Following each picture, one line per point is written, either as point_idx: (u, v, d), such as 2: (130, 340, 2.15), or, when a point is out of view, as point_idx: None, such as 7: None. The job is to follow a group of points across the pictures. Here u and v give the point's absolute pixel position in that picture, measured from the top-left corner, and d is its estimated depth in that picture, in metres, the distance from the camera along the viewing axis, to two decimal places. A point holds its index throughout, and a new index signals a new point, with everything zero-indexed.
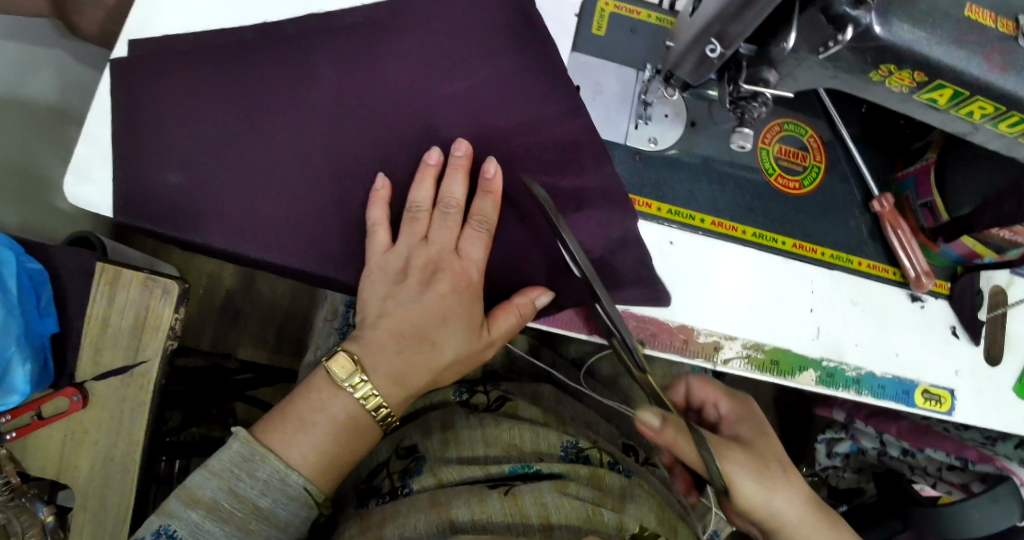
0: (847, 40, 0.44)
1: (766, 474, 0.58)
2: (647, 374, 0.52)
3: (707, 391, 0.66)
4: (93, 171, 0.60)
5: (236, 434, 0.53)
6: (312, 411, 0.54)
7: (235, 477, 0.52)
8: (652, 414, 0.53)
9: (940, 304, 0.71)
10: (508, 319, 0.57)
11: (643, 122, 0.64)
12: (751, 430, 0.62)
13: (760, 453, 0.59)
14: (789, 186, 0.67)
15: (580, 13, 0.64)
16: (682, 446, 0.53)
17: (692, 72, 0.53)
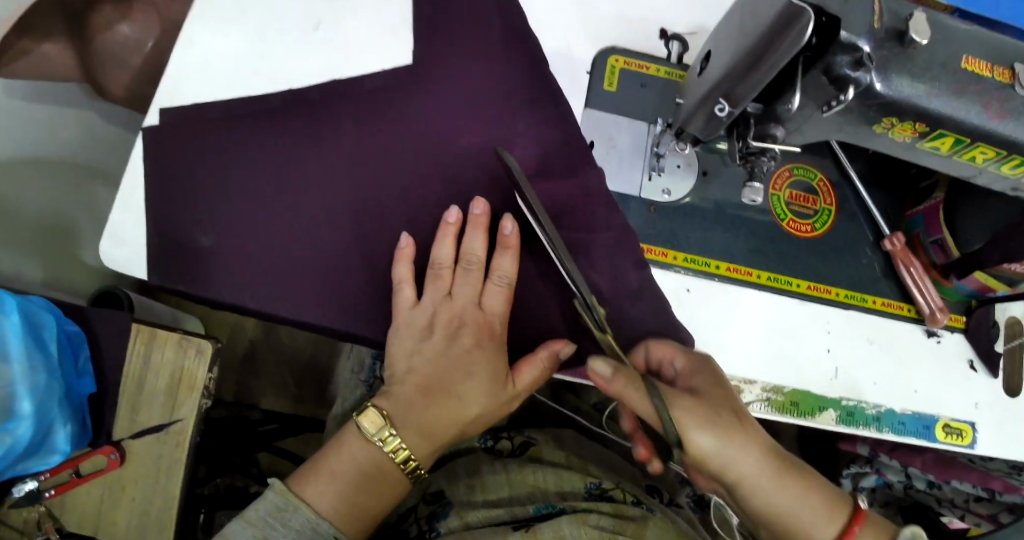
0: (849, 99, 0.46)
1: (722, 425, 0.53)
2: (607, 333, 0.55)
3: (664, 349, 0.59)
4: (129, 235, 0.63)
5: (273, 484, 0.54)
6: (342, 463, 0.56)
7: (270, 526, 0.53)
8: (604, 363, 0.52)
9: (956, 339, 0.71)
10: (531, 373, 0.58)
11: (656, 174, 0.66)
12: (707, 384, 0.56)
13: (715, 407, 0.54)
14: (801, 230, 0.69)
15: (591, 70, 0.67)
16: (636, 397, 0.52)
17: (701, 128, 0.55)
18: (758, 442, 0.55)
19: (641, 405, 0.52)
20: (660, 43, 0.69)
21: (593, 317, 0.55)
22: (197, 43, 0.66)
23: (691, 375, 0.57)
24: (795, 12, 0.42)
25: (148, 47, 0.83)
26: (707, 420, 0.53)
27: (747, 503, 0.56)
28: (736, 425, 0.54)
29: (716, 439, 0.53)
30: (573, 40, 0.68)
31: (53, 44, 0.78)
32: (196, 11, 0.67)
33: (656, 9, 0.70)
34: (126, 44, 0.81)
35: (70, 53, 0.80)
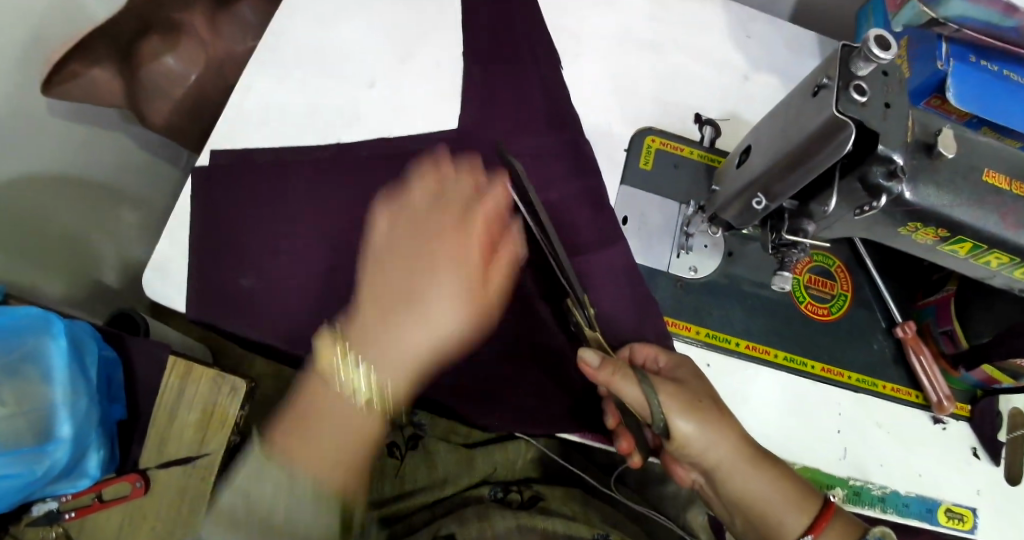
0: (881, 206, 0.49)
1: (700, 412, 0.58)
2: (595, 330, 0.62)
3: (647, 348, 0.63)
4: (171, 269, 0.64)
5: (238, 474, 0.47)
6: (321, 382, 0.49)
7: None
8: (592, 353, 0.58)
9: (960, 427, 0.74)
10: (455, 247, 0.53)
11: (684, 251, 0.70)
12: (688, 376, 0.61)
13: (696, 396, 0.59)
14: (818, 313, 0.72)
15: (628, 149, 0.73)
16: (625, 386, 0.56)
17: (735, 216, 0.59)
18: (733, 429, 0.59)
19: (631, 393, 0.57)
20: (695, 127, 0.75)
21: (584, 315, 0.62)
22: (256, 89, 0.70)
23: (672, 368, 0.61)
24: (836, 125, 0.46)
25: (192, 79, 0.87)
26: (692, 410, 0.58)
27: (725, 487, 0.61)
28: (714, 414, 0.59)
29: (697, 425, 0.58)
30: (612, 119, 0.74)
31: (101, 69, 0.81)
32: (258, 58, 0.71)
33: (690, 98, 0.77)
34: (168, 75, 0.85)
35: (116, 79, 0.83)
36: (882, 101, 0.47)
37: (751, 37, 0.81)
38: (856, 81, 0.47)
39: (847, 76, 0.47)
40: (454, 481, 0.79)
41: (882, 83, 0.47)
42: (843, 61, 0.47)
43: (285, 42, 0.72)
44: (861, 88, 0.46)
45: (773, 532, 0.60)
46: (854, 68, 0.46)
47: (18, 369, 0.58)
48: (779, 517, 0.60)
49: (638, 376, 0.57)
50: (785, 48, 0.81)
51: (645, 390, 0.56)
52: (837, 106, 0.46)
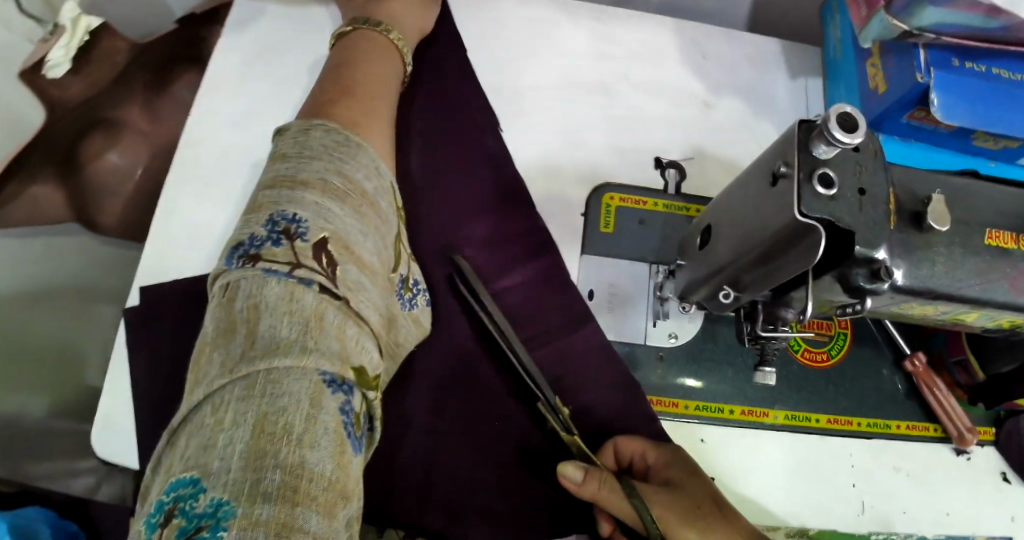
0: (867, 308, 0.44)
1: (698, 518, 0.52)
2: (574, 433, 0.56)
3: (633, 442, 0.58)
4: (118, 420, 0.61)
5: (304, 229, 0.41)
6: (327, 171, 0.44)
7: (274, 313, 0.37)
8: (573, 467, 0.53)
9: (986, 452, 0.68)
10: (392, 65, 0.60)
11: (661, 318, 0.64)
12: (682, 473, 0.55)
13: (694, 498, 0.54)
14: (816, 359, 0.67)
15: (586, 213, 0.66)
16: (614, 499, 0.52)
17: (706, 299, 0.52)
18: (741, 527, 0.52)
19: (620, 507, 0.52)
20: (657, 172, 0.69)
21: (558, 419, 0.57)
22: (176, 212, 0.65)
23: (664, 467, 0.56)
24: (803, 229, 0.39)
25: (139, 173, 0.82)
26: (690, 518, 0.52)
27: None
28: (717, 516, 0.53)
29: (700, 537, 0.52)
30: (566, 181, 0.67)
31: (43, 185, 0.82)
32: (173, 178, 0.66)
33: (650, 139, 0.70)
34: (116, 173, 0.82)
35: (60, 193, 0.83)
36: (855, 188, 0.40)
37: (707, 58, 0.74)
38: (820, 167, 0.40)
39: (809, 162, 0.40)
40: None
41: (852, 165, 0.41)
42: (803, 144, 0.40)
43: (204, 151, 0.67)
44: (829, 178, 0.39)
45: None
46: (816, 152, 0.39)
47: None
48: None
49: (627, 487, 0.52)
50: (748, 65, 0.74)
51: (635, 503, 0.52)
52: (800, 208, 0.39)
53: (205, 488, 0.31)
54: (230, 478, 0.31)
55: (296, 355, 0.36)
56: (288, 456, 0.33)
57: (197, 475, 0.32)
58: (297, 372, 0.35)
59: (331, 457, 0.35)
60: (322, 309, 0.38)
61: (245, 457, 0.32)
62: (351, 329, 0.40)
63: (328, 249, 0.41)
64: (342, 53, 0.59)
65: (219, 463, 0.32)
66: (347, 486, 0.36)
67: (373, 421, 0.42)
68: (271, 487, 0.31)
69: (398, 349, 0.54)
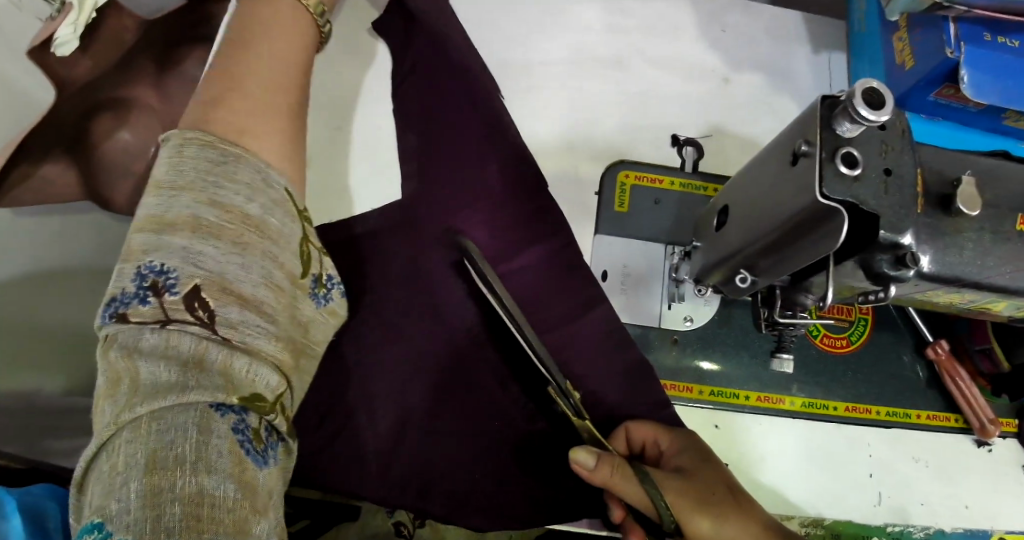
0: (891, 297, 0.42)
1: (711, 504, 0.51)
2: (584, 418, 0.54)
3: (644, 428, 0.57)
4: None
5: (173, 280, 0.36)
6: (201, 200, 0.38)
7: (151, 361, 0.35)
8: (585, 453, 0.51)
9: (1009, 444, 0.66)
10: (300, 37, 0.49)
11: (676, 301, 0.62)
12: (694, 460, 0.54)
13: (707, 485, 0.52)
14: (835, 345, 0.65)
15: (600, 192, 0.65)
16: (625, 485, 0.51)
17: (722, 282, 0.51)
18: (755, 515, 0.51)
19: (631, 492, 0.51)
20: (673, 150, 0.67)
21: (569, 403, 0.55)
22: None
23: (676, 454, 0.55)
24: (824, 211, 0.38)
25: (150, 151, 0.84)
26: (703, 504, 0.51)
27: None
28: (730, 503, 0.51)
29: (715, 525, 0.50)
30: (579, 160, 0.66)
31: (53, 164, 0.76)
32: None
33: (665, 116, 0.68)
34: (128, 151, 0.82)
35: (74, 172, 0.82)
36: (880, 168, 0.39)
37: (725, 32, 0.71)
38: (844, 146, 0.38)
39: (832, 140, 0.38)
40: None
41: (878, 143, 0.39)
42: (826, 121, 0.39)
43: None
44: (853, 157, 0.38)
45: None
46: (840, 130, 0.38)
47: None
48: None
49: (639, 474, 0.51)
50: (768, 39, 0.71)
51: (647, 489, 0.51)
52: (822, 189, 0.37)
53: (107, 533, 0.30)
54: (129, 519, 0.31)
55: (181, 394, 0.34)
56: (185, 487, 0.32)
57: (98, 520, 0.31)
58: (181, 410, 0.34)
59: (234, 479, 0.34)
60: (203, 350, 0.36)
61: (142, 496, 0.31)
62: (242, 363, 0.37)
63: (201, 295, 0.36)
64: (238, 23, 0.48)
65: (117, 507, 0.31)
66: (261, 500, 0.35)
67: (287, 437, 0.39)
68: (173, 522, 0.31)
69: (314, 351, 0.45)
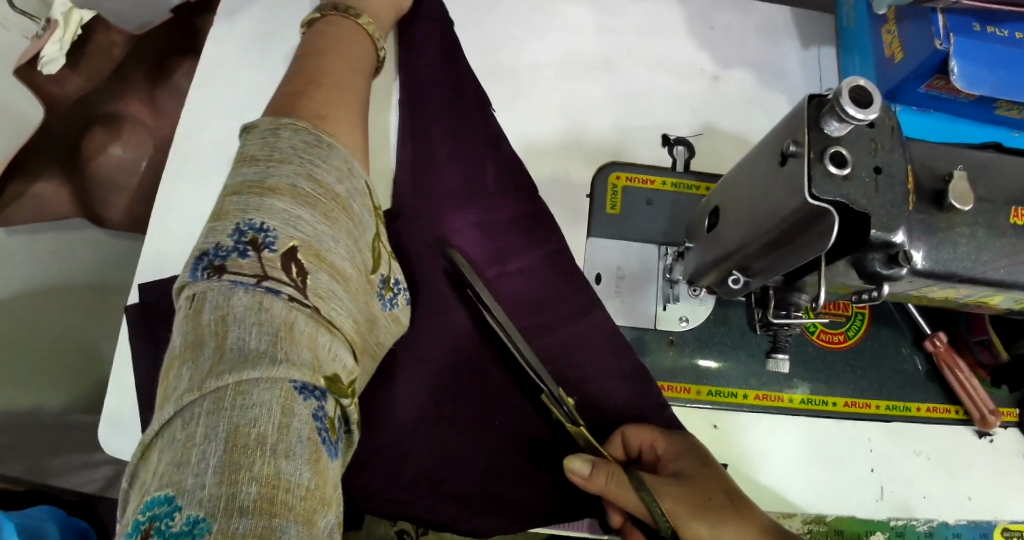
0: (884, 295, 0.42)
1: (711, 509, 0.50)
2: (580, 425, 0.53)
3: (642, 432, 0.57)
4: (124, 417, 0.63)
5: (271, 238, 0.40)
6: (297, 176, 0.43)
7: (243, 325, 0.37)
8: (580, 461, 0.51)
9: (1009, 433, 0.66)
10: (363, 48, 0.58)
11: (671, 302, 0.62)
12: (693, 464, 0.53)
13: (706, 489, 0.51)
14: (833, 340, 0.65)
15: (592, 194, 0.64)
16: (621, 493, 0.50)
17: (716, 283, 0.50)
18: (756, 520, 0.50)
19: (629, 500, 0.50)
20: (665, 151, 0.66)
21: (564, 411, 0.54)
22: (172, 209, 0.65)
23: (674, 458, 0.54)
24: (815, 212, 0.37)
25: (143, 166, 0.84)
26: (702, 509, 0.50)
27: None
28: (730, 508, 0.50)
29: (713, 530, 0.49)
30: (570, 165, 0.65)
31: (45, 182, 0.81)
32: (170, 173, 0.66)
33: (657, 116, 0.67)
34: (120, 166, 0.82)
35: (66, 191, 0.83)
36: (870, 165, 0.38)
37: (715, 29, 0.70)
38: (832, 146, 0.38)
39: (819, 141, 0.38)
40: None
41: (867, 141, 0.39)
42: (812, 121, 0.39)
43: (196, 146, 0.67)
44: (841, 156, 0.37)
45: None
46: (828, 129, 0.38)
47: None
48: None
49: (635, 481, 0.50)
50: (758, 34, 0.71)
51: (643, 496, 0.50)
52: (812, 188, 0.37)
53: (179, 506, 0.31)
54: (204, 494, 0.31)
55: (268, 365, 0.36)
56: (262, 467, 0.33)
57: (171, 494, 0.32)
58: (269, 382, 0.35)
59: (308, 465, 0.35)
60: (293, 318, 0.38)
61: (220, 471, 0.32)
62: (325, 338, 0.41)
63: (298, 257, 0.41)
64: (319, 42, 0.57)
65: (193, 480, 0.32)
66: (328, 493, 0.36)
67: (351, 428, 0.44)
68: (248, 500, 0.32)
69: (378, 350, 0.52)
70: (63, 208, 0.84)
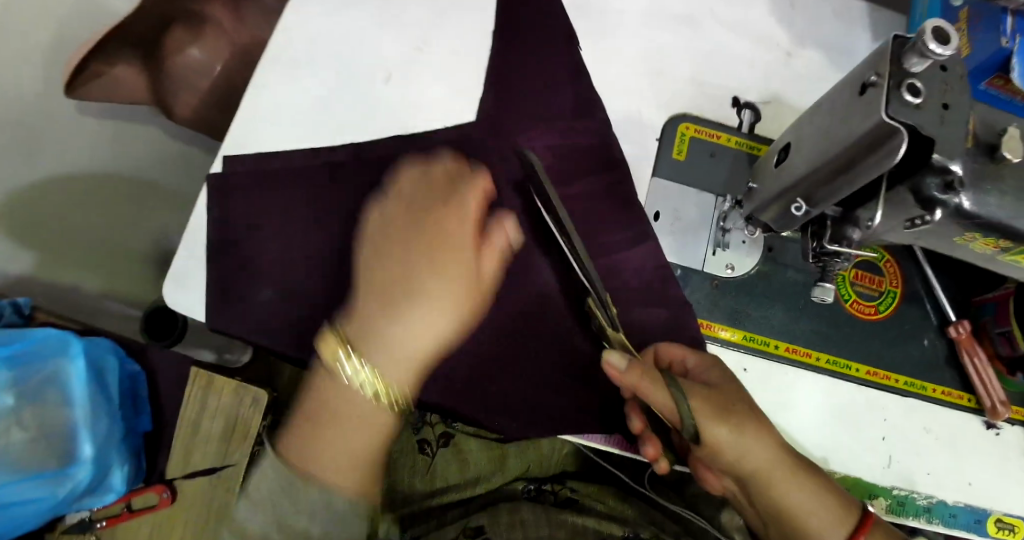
0: (935, 220, 0.45)
1: (734, 417, 0.56)
2: (619, 332, 0.59)
3: (673, 348, 0.60)
4: (191, 278, 0.66)
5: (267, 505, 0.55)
6: (323, 426, 0.57)
7: (262, 510, 0.55)
8: (618, 356, 0.52)
9: (1016, 430, 0.68)
10: (357, 401, 0.56)
11: (721, 248, 0.68)
12: (719, 378, 0.58)
13: (729, 400, 0.57)
14: (865, 311, 0.69)
15: (660, 139, 0.70)
16: (657, 393, 0.53)
17: (775, 219, 0.55)
18: (770, 433, 0.57)
19: (659, 398, 0.53)
20: (732, 111, 0.72)
21: (605, 314, 0.60)
22: (266, 91, 0.70)
23: (703, 371, 0.59)
24: (886, 132, 0.41)
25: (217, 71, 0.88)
26: (725, 416, 0.56)
27: (766, 496, 0.59)
28: (749, 417, 0.57)
29: (733, 432, 0.56)
30: (644, 107, 0.71)
31: (125, 66, 0.85)
32: (267, 59, 0.71)
33: (728, 79, 0.72)
34: (194, 67, 0.86)
35: (142, 76, 0.87)
36: (940, 102, 0.42)
37: (795, 8, 0.75)
38: (909, 79, 0.41)
39: (898, 74, 0.41)
40: (485, 479, 0.85)
41: (939, 81, 0.42)
42: (896, 56, 0.42)
43: (298, 36, 0.72)
44: (916, 89, 0.41)
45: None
46: (907, 65, 0.41)
47: (42, 392, 0.68)
48: (821, 528, 0.58)
49: (667, 382, 0.53)
50: (834, 21, 0.75)
51: (675, 396, 0.53)
52: (886, 110, 0.41)
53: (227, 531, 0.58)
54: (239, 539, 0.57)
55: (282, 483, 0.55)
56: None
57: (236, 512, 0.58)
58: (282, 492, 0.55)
59: None
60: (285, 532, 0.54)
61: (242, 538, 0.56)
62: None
63: None
64: (370, 292, 0.59)
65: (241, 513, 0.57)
66: None
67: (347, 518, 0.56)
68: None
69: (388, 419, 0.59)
70: (137, 93, 0.88)
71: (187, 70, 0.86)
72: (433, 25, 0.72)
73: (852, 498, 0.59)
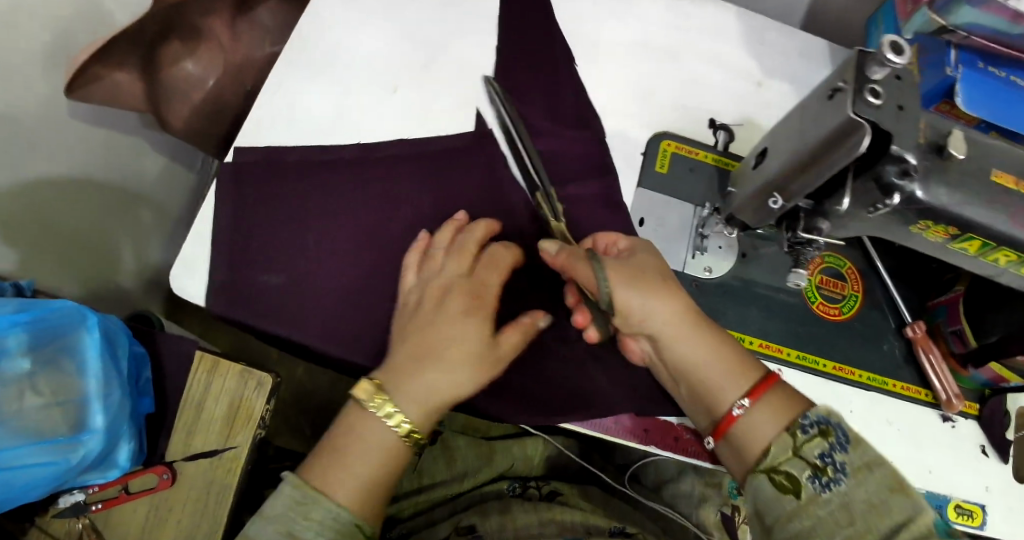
0: (894, 204, 0.51)
1: (646, 282, 0.62)
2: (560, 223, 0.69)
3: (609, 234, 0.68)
4: (201, 267, 0.69)
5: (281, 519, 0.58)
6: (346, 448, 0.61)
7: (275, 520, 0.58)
8: (551, 243, 0.64)
9: (969, 423, 0.74)
10: (375, 427, 0.62)
11: (700, 252, 0.73)
12: (639, 252, 0.66)
13: (641, 268, 0.63)
14: (830, 313, 0.75)
15: (645, 153, 0.76)
16: (578, 265, 0.61)
17: (752, 215, 0.61)
18: (675, 299, 0.63)
19: (583, 275, 0.62)
20: (709, 131, 0.79)
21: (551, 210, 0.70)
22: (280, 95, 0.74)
23: (626, 250, 0.66)
24: (852, 126, 0.47)
25: (209, 85, 0.87)
26: (637, 282, 0.62)
27: (671, 357, 0.63)
28: (656, 282, 0.63)
29: (640, 295, 0.62)
30: (631, 126, 0.77)
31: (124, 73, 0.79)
32: (281, 67, 0.74)
33: (706, 104, 0.80)
34: (188, 80, 0.85)
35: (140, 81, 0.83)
36: (895, 103, 0.48)
37: (764, 44, 0.83)
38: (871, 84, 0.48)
39: (861, 80, 0.48)
40: (472, 475, 0.87)
41: (895, 87, 0.49)
42: (859, 65, 0.49)
43: (310, 47, 0.76)
44: (877, 92, 0.48)
45: (712, 400, 0.62)
46: (869, 72, 0.48)
47: (55, 361, 0.60)
48: (718, 384, 0.62)
49: (590, 258, 0.62)
50: (800, 57, 0.84)
51: (594, 266, 0.60)
52: (852, 108, 0.47)
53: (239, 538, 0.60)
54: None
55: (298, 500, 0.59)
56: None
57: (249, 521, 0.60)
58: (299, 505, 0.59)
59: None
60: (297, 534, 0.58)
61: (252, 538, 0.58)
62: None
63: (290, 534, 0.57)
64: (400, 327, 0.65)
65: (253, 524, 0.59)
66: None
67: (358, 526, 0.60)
68: None
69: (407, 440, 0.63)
70: None
71: (178, 78, 0.84)
72: (436, 44, 0.78)
73: (755, 364, 0.63)
